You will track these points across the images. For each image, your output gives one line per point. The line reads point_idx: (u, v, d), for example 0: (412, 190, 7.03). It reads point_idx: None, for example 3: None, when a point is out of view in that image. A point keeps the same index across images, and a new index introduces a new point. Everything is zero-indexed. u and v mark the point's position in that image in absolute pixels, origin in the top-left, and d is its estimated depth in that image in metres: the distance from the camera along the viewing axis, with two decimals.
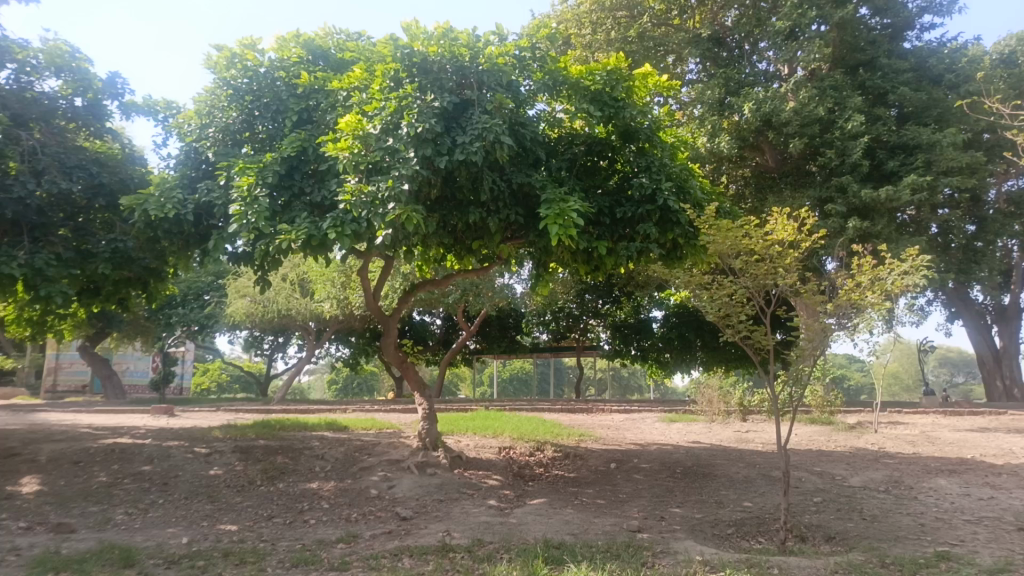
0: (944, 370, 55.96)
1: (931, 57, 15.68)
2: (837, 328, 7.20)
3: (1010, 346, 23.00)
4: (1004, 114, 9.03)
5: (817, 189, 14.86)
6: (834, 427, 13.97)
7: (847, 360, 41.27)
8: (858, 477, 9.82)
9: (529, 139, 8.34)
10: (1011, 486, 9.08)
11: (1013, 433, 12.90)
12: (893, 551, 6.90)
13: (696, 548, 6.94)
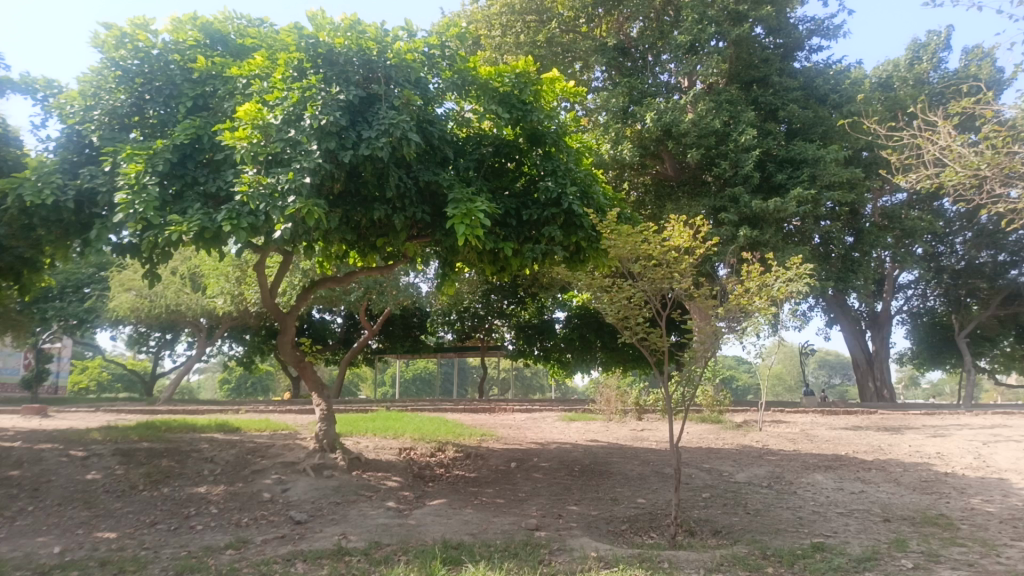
0: (824, 372, 59.81)
1: (818, 76, 16.57)
2: (727, 331, 7.54)
3: (882, 351, 24.74)
4: (881, 134, 9.51)
5: (712, 199, 15.52)
6: (722, 426, 14.64)
7: (735, 362, 43.42)
8: (743, 473, 10.33)
9: (437, 137, 8.28)
10: (878, 480, 9.80)
11: (881, 431, 13.93)
12: (773, 543, 7.30)
13: (591, 545, 7.10)
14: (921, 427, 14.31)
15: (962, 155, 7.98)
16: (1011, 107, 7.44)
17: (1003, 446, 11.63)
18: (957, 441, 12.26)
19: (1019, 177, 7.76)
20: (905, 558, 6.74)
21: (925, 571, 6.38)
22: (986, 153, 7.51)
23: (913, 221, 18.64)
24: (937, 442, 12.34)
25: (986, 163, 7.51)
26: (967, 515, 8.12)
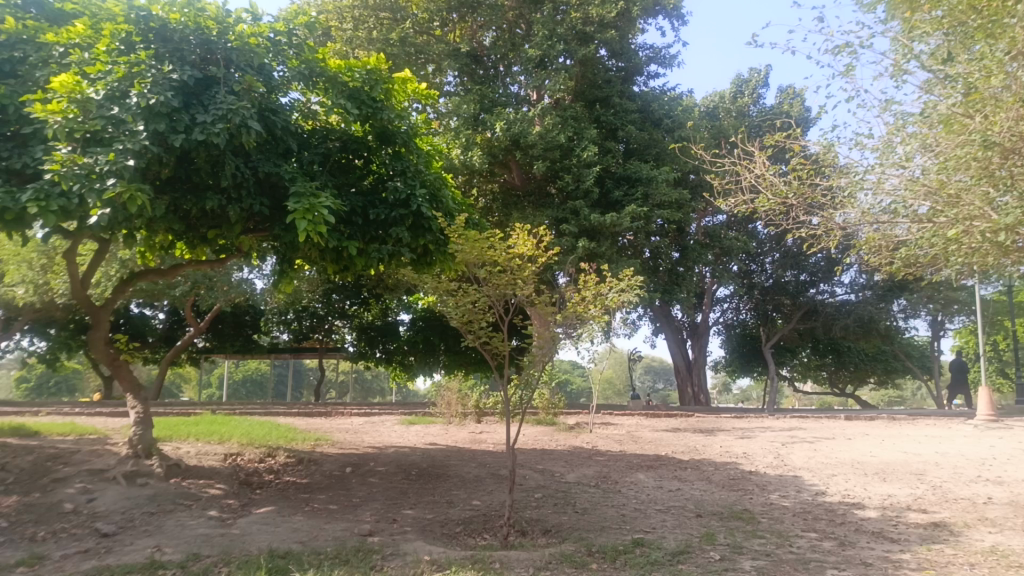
0: (649, 378, 63.84)
1: (654, 101, 17.44)
2: (564, 336, 7.87)
3: (700, 359, 26.72)
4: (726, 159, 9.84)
5: (555, 210, 16.08)
6: (556, 428, 15.21)
7: (570, 367, 45.30)
8: (573, 474, 10.77)
9: (281, 127, 7.91)
10: (693, 478, 10.62)
11: (697, 433, 15.08)
12: (598, 540, 7.67)
13: (424, 548, 7.08)
14: (731, 429, 15.66)
15: (774, 184, 8.85)
16: (814, 143, 8.34)
17: (798, 447, 13.00)
18: (761, 442, 13.53)
19: (819, 207, 8.74)
20: (714, 551, 7.35)
21: (730, 562, 6.99)
22: (793, 184, 8.40)
23: (731, 241, 20.35)
24: (744, 442, 13.57)
25: (793, 193, 8.40)
26: (766, 509, 9.00)
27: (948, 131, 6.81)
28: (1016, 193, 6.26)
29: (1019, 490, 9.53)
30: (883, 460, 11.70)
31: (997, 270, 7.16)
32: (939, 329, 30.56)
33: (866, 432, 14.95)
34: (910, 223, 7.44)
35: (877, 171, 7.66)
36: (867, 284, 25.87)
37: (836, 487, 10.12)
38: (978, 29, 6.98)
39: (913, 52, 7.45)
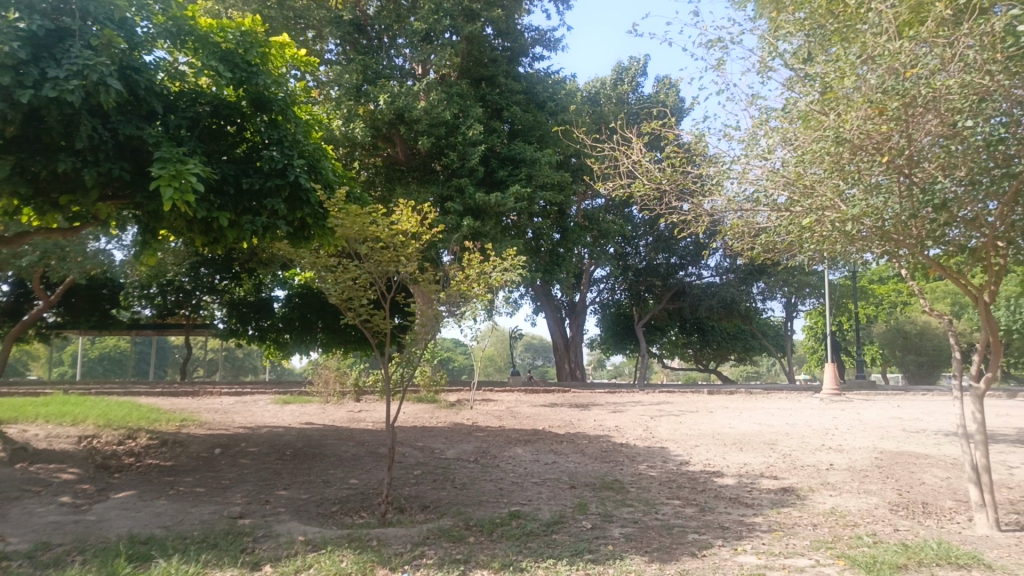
0: (528, 354, 65.21)
1: (540, 83, 17.60)
2: (447, 314, 7.87)
3: (578, 337, 27.58)
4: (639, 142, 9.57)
5: (439, 187, 16.00)
6: (437, 405, 15.25)
7: (452, 344, 45.49)
8: (453, 450, 10.86)
9: (144, 88, 7.38)
10: (568, 451, 11.00)
11: (573, 408, 15.62)
12: (475, 514, 7.80)
13: (299, 529, 6.93)
14: (604, 404, 16.32)
15: (649, 170, 9.26)
16: (687, 133, 8.75)
17: (665, 420, 13.74)
18: (632, 416, 14.19)
19: (690, 194, 9.25)
20: (586, 520, 7.67)
21: (600, 530, 7.33)
22: (667, 171, 8.84)
23: (608, 224, 21.01)
24: (616, 416, 14.18)
25: (666, 180, 8.84)
26: (635, 479, 9.48)
27: (806, 127, 7.33)
28: (862, 186, 6.93)
29: (855, 457, 10.54)
30: (741, 431, 12.59)
31: (843, 257, 7.83)
32: (792, 310, 33.08)
33: (726, 405, 16.02)
34: (771, 211, 7.97)
35: (743, 162, 8.16)
36: (731, 267, 27.55)
37: (698, 457, 10.79)
38: (835, 32, 7.67)
39: (777, 50, 7.98)
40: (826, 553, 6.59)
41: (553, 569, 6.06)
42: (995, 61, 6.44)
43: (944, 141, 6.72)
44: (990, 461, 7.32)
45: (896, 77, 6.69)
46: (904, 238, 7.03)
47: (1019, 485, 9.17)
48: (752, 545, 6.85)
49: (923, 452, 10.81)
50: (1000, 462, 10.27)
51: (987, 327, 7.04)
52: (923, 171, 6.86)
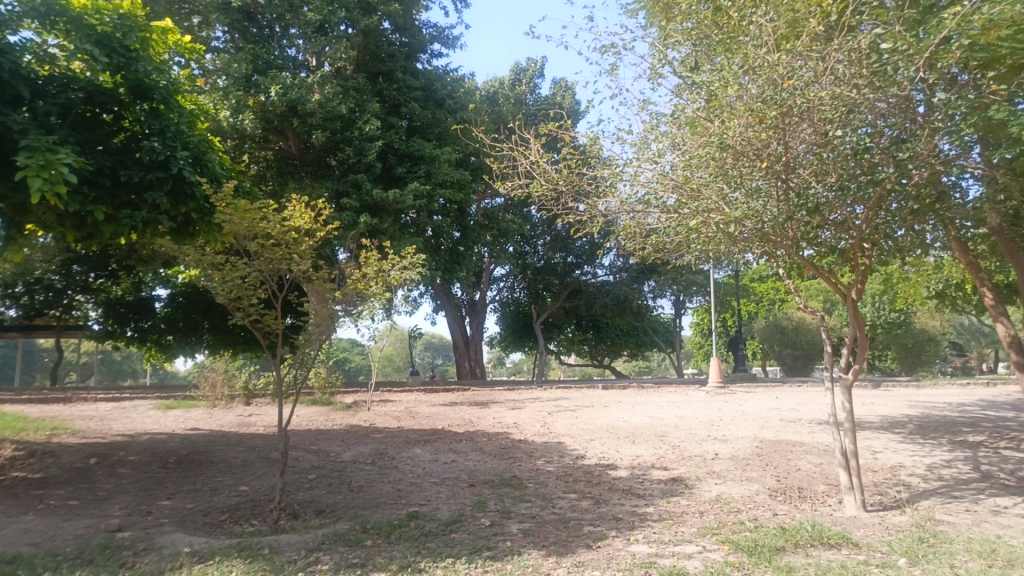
0: (428, 353, 64.81)
1: (438, 80, 17.42)
2: (343, 314, 7.68)
3: (477, 335, 27.66)
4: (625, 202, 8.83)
5: (334, 182, 15.64)
6: (332, 407, 14.89)
7: (349, 344, 44.59)
8: (349, 452, 10.64)
9: (9, 70, 6.83)
10: (467, 450, 11.01)
11: (471, 406, 15.64)
12: (373, 517, 7.67)
13: (184, 540, 6.59)
14: (503, 401, 16.43)
15: (547, 171, 9.42)
16: (582, 135, 8.93)
17: (562, 415, 14.00)
18: (530, 413, 14.37)
19: (585, 194, 9.46)
20: (484, 517, 7.70)
21: (498, 526, 7.38)
22: (563, 172, 9.04)
23: (507, 223, 21.12)
24: (514, 413, 14.32)
25: (563, 180, 9.04)
26: (533, 475, 9.62)
27: (693, 132, 7.65)
28: (744, 189, 7.29)
29: (738, 446, 11.11)
30: (634, 424, 13.00)
31: (727, 257, 8.24)
32: (681, 307, 34.49)
33: (620, 400, 16.51)
34: (661, 212, 8.25)
35: (635, 164, 8.42)
36: (624, 267, 28.23)
37: (593, 451, 11.06)
38: (719, 42, 7.99)
39: (667, 58, 8.29)
40: (712, 539, 6.91)
41: (451, 569, 6.04)
42: (862, 76, 6.94)
43: (817, 149, 7.09)
44: (857, 447, 7.90)
45: (775, 87, 7.09)
46: (781, 239, 7.47)
47: (882, 468, 9.94)
48: (644, 535, 7.09)
49: (799, 440, 11.51)
50: (865, 447, 11.10)
51: (855, 322, 7.61)
52: (799, 177, 7.23)
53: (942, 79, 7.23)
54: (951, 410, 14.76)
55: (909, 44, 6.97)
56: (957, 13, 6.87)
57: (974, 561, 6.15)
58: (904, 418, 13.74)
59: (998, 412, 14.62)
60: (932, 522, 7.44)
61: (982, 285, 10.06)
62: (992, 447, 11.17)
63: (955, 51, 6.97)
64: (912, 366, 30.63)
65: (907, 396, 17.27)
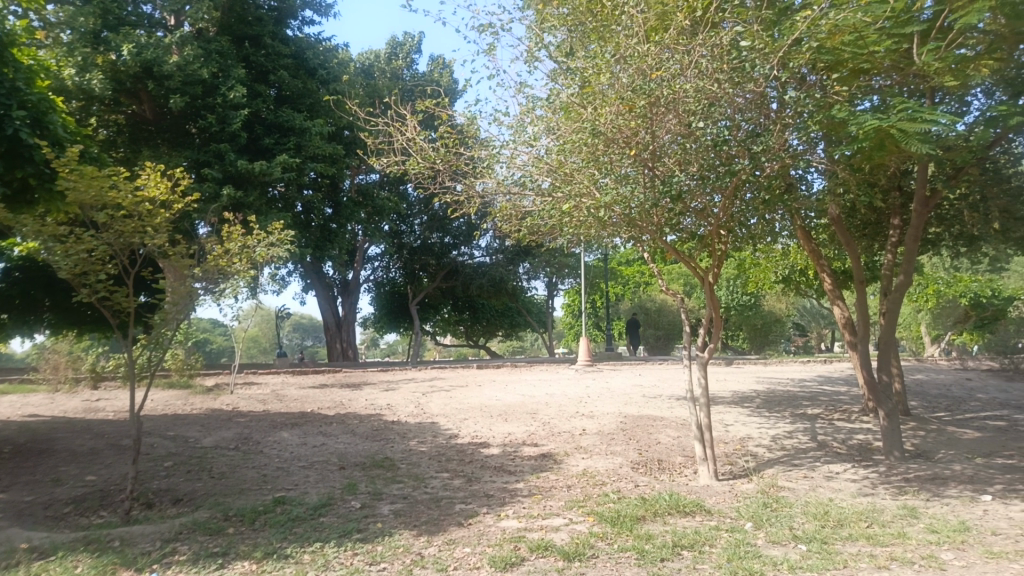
0: (297, 335, 62.66)
1: (309, 49, 16.65)
2: (203, 292, 7.28)
3: (350, 315, 27.03)
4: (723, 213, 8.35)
5: (195, 152, 14.74)
6: (192, 390, 14.09)
7: (211, 325, 42.40)
8: (210, 437, 10.14)
9: None
10: (337, 432, 10.78)
11: (343, 388, 15.31)
12: (235, 503, 7.36)
13: (21, 536, 6.05)
14: (375, 382, 16.21)
15: (424, 148, 9.32)
16: (460, 114, 8.89)
17: (436, 395, 14.00)
18: (403, 393, 14.26)
19: (462, 174, 9.47)
20: (355, 500, 7.59)
21: (369, 508, 7.30)
22: (440, 151, 8.99)
23: (382, 201, 20.67)
24: (387, 395, 14.15)
25: (440, 160, 9.01)
26: (406, 455, 9.58)
27: (567, 117, 7.84)
28: (614, 175, 7.55)
29: (604, 422, 11.57)
30: (506, 403, 13.21)
31: (597, 241, 8.50)
32: (554, 289, 35.32)
33: (493, 379, 16.73)
34: (536, 195, 8.38)
35: (511, 147, 8.49)
36: (500, 248, 28.56)
37: (466, 430, 11.15)
38: (593, 30, 8.22)
39: (543, 42, 8.44)
40: (579, 511, 7.17)
41: (319, 553, 5.91)
42: (722, 71, 7.35)
43: (681, 140, 7.45)
44: (711, 421, 8.43)
45: (644, 77, 7.41)
46: (647, 225, 7.78)
47: (733, 440, 10.69)
48: (514, 510, 7.26)
49: (659, 415, 12.14)
50: (718, 420, 11.88)
51: (711, 304, 8.13)
52: (664, 166, 7.56)
53: (793, 78, 7.76)
54: (793, 385, 16.10)
55: (765, 43, 7.47)
56: (807, 16, 7.38)
57: (810, 522, 6.76)
58: (753, 393, 14.85)
59: (832, 386, 16.09)
60: (774, 488, 8.11)
61: (822, 271, 10.97)
62: (826, 418, 12.29)
63: (805, 52, 7.52)
64: (760, 345, 32.82)
65: (756, 373, 18.63)
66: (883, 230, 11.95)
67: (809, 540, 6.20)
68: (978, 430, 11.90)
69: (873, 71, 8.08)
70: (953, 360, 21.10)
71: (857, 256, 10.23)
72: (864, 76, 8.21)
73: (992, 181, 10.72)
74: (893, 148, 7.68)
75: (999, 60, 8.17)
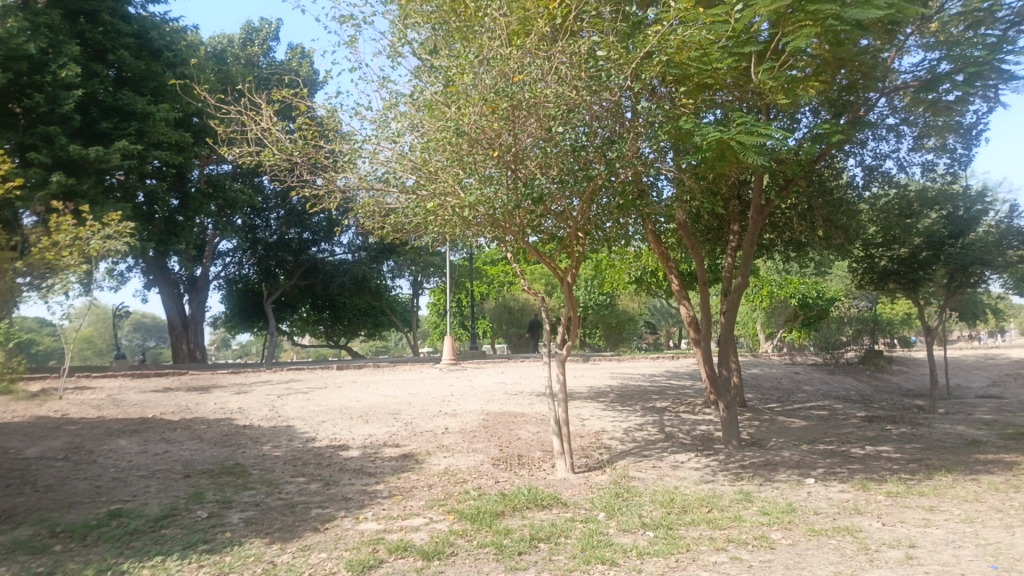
0: (138, 335, 58.30)
1: (154, 29, 15.62)
2: (26, 289, 6.56)
3: (197, 314, 25.47)
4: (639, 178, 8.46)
5: (19, 133, 13.31)
6: (13, 397, 12.71)
7: (37, 324, 38.58)
8: (34, 448, 9.20)
9: None
10: (183, 438, 10.13)
11: (189, 391, 14.43)
12: (64, 519, 6.73)
13: None
14: (226, 385, 15.39)
15: (280, 139, 8.96)
16: (320, 106, 8.65)
17: (292, 398, 13.48)
18: (256, 396, 13.64)
19: (321, 168, 9.20)
20: (201, 509, 7.17)
21: (217, 518, 6.91)
22: (298, 143, 8.71)
23: (235, 193, 19.70)
24: (239, 398, 13.47)
25: (298, 152, 8.72)
26: (258, 461, 9.17)
27: (431, 115, 7.80)
28: (478, 176, 7.62)
29: (466, 420, 11.63)
30: (366, 404, 12.97)
31: (462, 240, 8.53)
32: (418, 288, 35.08)
33: (353, 380, 16.39)
34: (400, 192, 8.31)
35: (374, 142, 8.35)
36: (362, 246, 27.55)
37: (324, 432, 10.84)
38: (457, 30, 8.32)
39: (406, 38, 8.43)
40: (439, 510, 7.18)
41: (160, 567, 5.54)
42: (581, 79, 7.60)
43: (542, 143, 7.61)
44: (568, 415, 8.72)
45: (506, 80, 7.53)
46: (510, 226, 7.93)
47: (588, 433, 11.08)
48: (372, 512, 7.14)
49: (520, 412, 12.38)
50: (575, 415, 12.29)
51: (569, 303, 8.42)
52: (526, 168, 7.70)
53: (645, 89, 8.16)
54: (644, 380, 16.95)
55: (620, 54, 7.81)
56: (658, 31, 7.81)
57: (657, 510, 7.15)
58: (608, 388, 15.51)
59: (679, 381, 17.11)
60: (626, 479, 8.51)
61: (670, 272, 11.61)
62: (674, 411, 13.05)
63: (655, 65, 7.94)
64: (615, 343, 34.53)
65: (610, 369, 19.47)
66: (724, 235, 12.87)
67: (656, 527, 6.55)
68: (804, 418, 13.11)
69: (716, 87, 8.65)
70: (784, 355, 23.08)
71: (702, 259, 10.93)
72: (708, 91, 8.77)
73: (816, 193, 11.84)
74: (733, 159, 8.23)
75: (824, 83, 9.00)
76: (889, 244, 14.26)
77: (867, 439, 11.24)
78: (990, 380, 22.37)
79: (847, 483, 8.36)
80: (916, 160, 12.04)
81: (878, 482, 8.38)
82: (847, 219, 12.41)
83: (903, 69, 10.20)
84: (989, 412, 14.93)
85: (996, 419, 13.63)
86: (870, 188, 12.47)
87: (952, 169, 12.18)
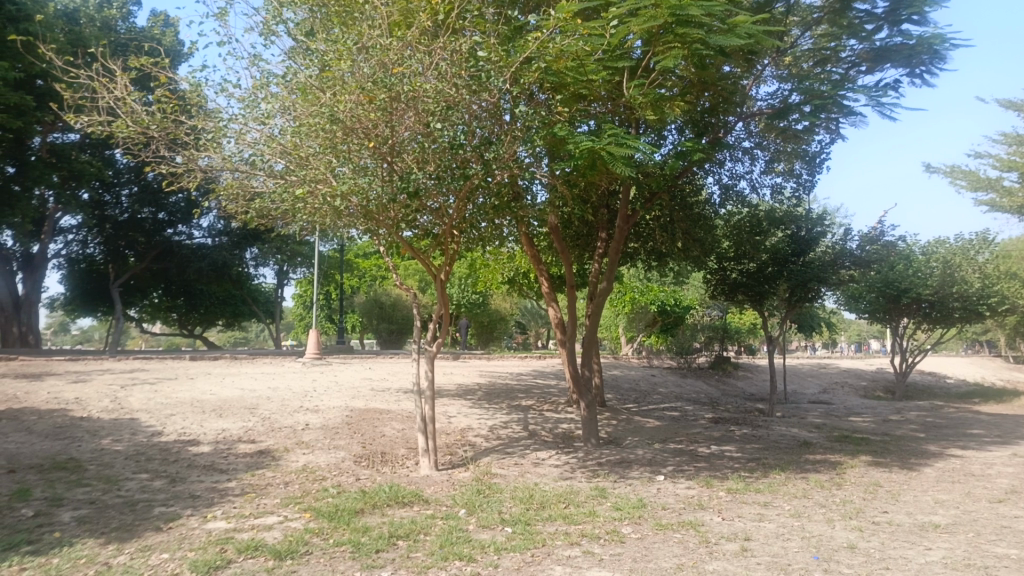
0: None
1: None
2: None
3: (32, 295, 23.14)
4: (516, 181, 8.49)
5: None
6: None
7: None
8: None
9: None
10: (8, 430, 9.16)
11: (17, 379, 13.09)
12: None
13: None
14: (62, 373, 14.11)
15: (135, 110, 8.32)
16: (182, 79, 8.15)
17: (137, 389, 12.57)
18: (97, 386, 12.61)
19: (181, 144, 8.67)
20: (26, 508, 6.54)
21: (45, 516, 6.33)
22: (156, 116, 8.12)
23: (82, 164, 18.10)
24: (76, 387, 12.38)
25: (155, 126, 8.14)
26: (96, 455, 8.48)
27: (304, 99, 7.59)
28: (352, 166, 7.48)
29: (328, 416, 11.33)
30: (220, 397, 12.33)
31: (332, 230, 8.31)
32: (283, 278, 33.73)
33: (207, 372, 15.53)
34: (267, 176, 8.01)
35: (240, 122, 7.98)
36: (223, 230, 26.11)
37: (172, 426, 10.18)
38: (336, 14, 8.15)
39: (281, 17, 8.13)
40: (294, 508, 6.95)
41: None
42: (460, 76, 7.56)
43: (420, 138, 7.55)
44: (434, 413, 8.69)
45: (385, 70, 7.42)
46: (383, 218, 7.85)
47: (453, 431, 11.11)
48: (222, 511, 6.80)
49: (385, 408, 12.24)
50: (441, 412, 12.26)
51: (442, 301, 8.41)
52: (402, 161, 7.63)
53: (523, 93, 8.29)
54: (511, 379, 17.20)
55: (500, 56, 7.86)
56: (538, 38, 7.98)
57: (516, 506, 7.29)
58: (475, 385, 15.61)
59: (544, 380, 17.52)
60: (488, 475, 8.62)
61: (540, 274, 11.84)
62: (538, 410, 13.35)
63: (534, 71, 8.09)
64: (486, 340, 35.19)
65: (479, 367, 19.56)
66: (591, 242, 13.33)
67: (514, 523, 6.67)
68: (658, 418, 13.81)
69: (590, 98, 8.91)
70: (643, 358, 24.18)
71: (570, 263, 11.21)
72: (583, 102, 9.01)
73: (678, 207, 12.50)
74: (602, 169, 8.49)
75: (689, 102, 9.48)
76: (740, 258, 15.26)
77: (713, 439, 12.02)
78: (821, 387, 24.56)
79: (693, 480, 8.89)
80: (767, 182, 12.99)
81: (721, 479, 8.98)
82: (704, 233, 13.25)
83: (760, 97, 10.96)
84: (819, 416, 16.38)
85: (825, 423, 14.99)
86: (726, 205, 13.34)
87: (797, 193, 13.27)
